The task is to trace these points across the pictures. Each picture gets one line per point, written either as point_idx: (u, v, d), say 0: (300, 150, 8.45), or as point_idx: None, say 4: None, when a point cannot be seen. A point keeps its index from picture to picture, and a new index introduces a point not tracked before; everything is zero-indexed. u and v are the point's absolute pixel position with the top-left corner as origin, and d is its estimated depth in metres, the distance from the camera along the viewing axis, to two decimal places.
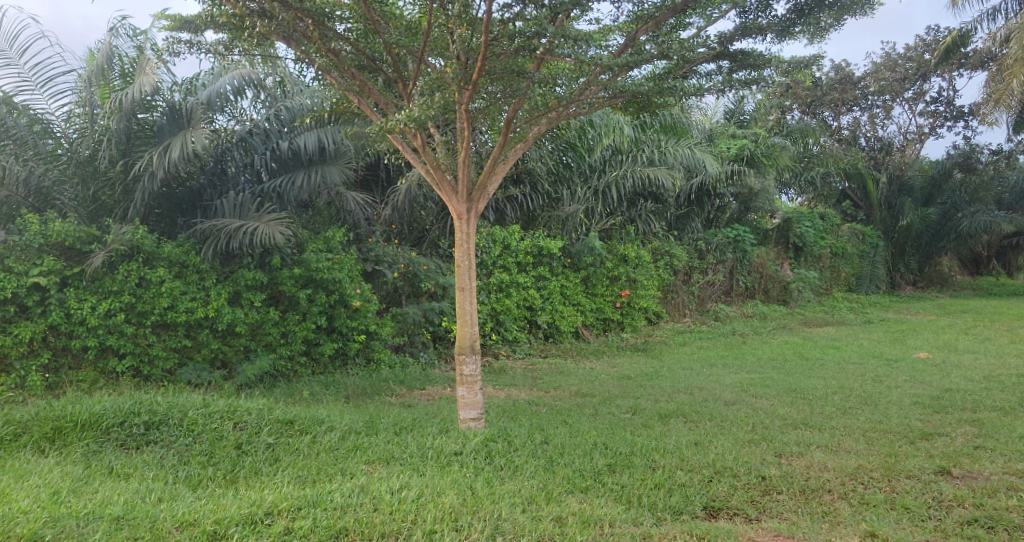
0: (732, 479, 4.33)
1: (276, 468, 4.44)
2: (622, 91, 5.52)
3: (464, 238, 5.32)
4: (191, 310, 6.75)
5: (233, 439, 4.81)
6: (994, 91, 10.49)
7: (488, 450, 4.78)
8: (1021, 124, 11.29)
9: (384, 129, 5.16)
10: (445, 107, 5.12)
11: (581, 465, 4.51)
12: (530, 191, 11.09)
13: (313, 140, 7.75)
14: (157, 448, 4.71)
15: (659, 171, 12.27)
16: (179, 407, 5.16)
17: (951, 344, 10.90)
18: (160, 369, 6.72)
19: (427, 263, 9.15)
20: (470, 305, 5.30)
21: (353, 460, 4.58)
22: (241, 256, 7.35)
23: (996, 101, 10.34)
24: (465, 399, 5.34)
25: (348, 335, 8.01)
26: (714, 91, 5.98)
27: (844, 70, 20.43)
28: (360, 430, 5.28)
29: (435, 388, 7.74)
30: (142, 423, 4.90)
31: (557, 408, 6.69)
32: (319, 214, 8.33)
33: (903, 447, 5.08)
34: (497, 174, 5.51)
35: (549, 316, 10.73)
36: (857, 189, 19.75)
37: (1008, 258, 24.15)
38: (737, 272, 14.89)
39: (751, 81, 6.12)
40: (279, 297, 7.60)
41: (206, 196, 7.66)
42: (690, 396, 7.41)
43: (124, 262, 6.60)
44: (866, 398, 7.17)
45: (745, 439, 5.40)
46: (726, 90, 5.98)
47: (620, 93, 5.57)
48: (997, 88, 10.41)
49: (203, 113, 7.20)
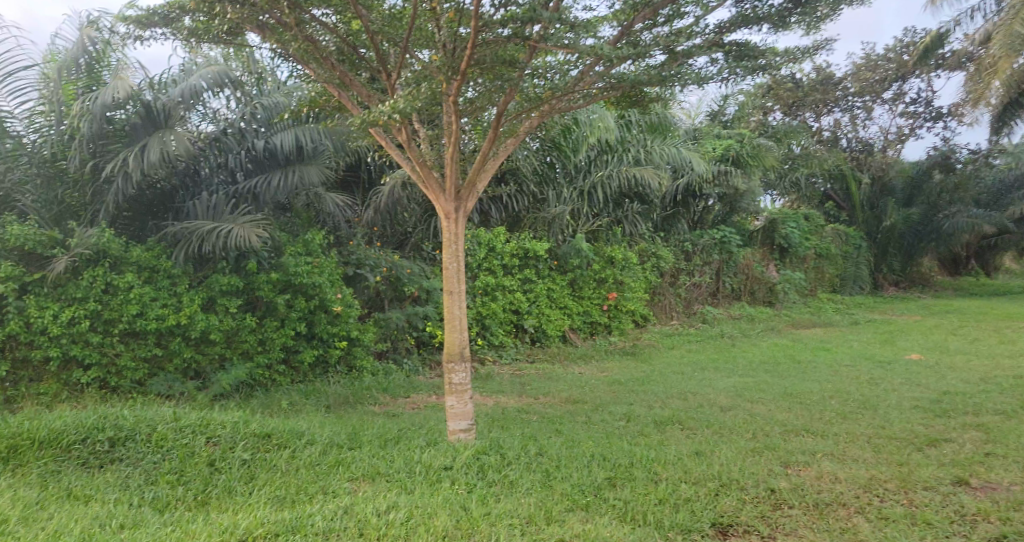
0: (740, 493, 4.07)
1: (252, 488, 4.12)
2: (619, 82, 5.27)
3: (452, 238, 5.05)
4: (162, 318, 6.39)
5: (205, 456, 4.48)
6: (973, 91, 10.33)
7: (480, 464, 4.49)
8: (1002, 123, 11.16)
9: (368, 122, 4.85)
10: (432, 99, 4.86)
11: (580, 479, 4.24)
12: (516, 192, 10.82)
13: (291, 139, 7.48)
14: (122, 467, 4.37)
15: (645, 171, 12.08)
16: (147, 421, 4.81)
17: (941, 345, 10.78)
18: (129, 380, 6.36)
19: (410, 266, 8.83)
20: (459, 309, 5.02)
21: (336, 477, 4.28)
22: (215, 260, 7.00)
23: (975, 101, 10.17)
24: (454, 410, 5.05)
25: (329, 342, 7.68)
26: (715, 82, 5.81)
27: (825, 70, 20.35)
28: (342, 444, 4.96)
29: (420, 396, 7.45)
30: (107, 439, 4.55)
31: (549, 416, 6.43)
32: (297, 216, 7.98)
33: (914, 455, 4.86)
34: (486, 171, 5.25)
35: (536, 321, 10.46)
36: (840, 191, 19.74)
37: (986, 258, 24.28)
38: (723, 274, 14.73)
39: (751, 74, 5.89)
40: (256, 303, 7.24)
41: (179, 198, 7.27)
42: (684, 401, 7.18)
43: (90, 267, 6.23)
44: (864, 402, 6.97)
45: (747, 448, 5.15)
46: (730, 79, 5.82)
47: (616, 84, 5.30)
48: (976, 87, 10.23)
49: (176, 112, 6.87)
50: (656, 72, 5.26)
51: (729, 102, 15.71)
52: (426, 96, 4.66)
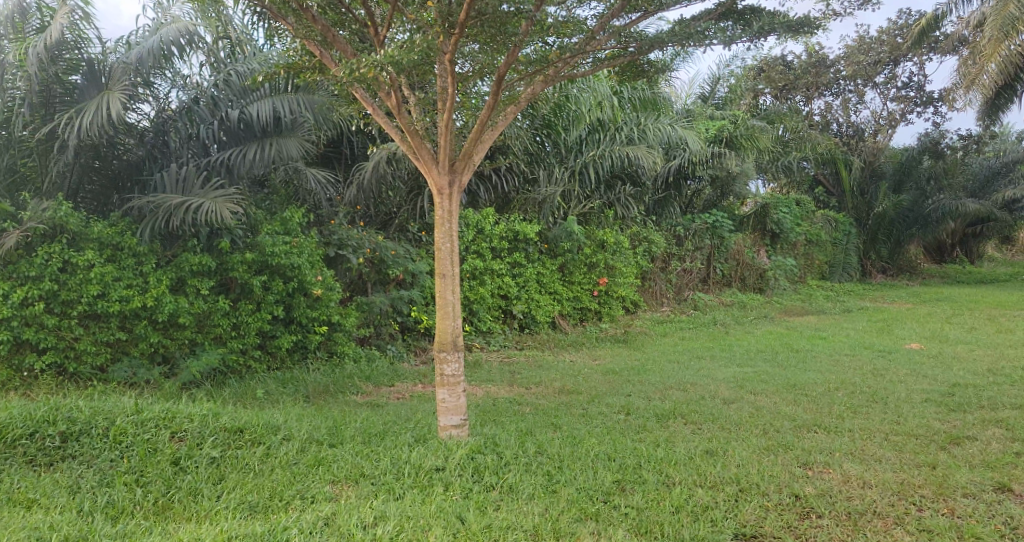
0: (762, 499, 3.70)
1: (220, 491, 3.70)
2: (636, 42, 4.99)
3: (445, 216, 4.61)
4: (126, 299, 5.91)
5: (169, 453, 4.02)
6: (966, 75, 9.97)
7: (475, 465, 4.08)
8: (998, 108, 10.80)
9: (353, 79, 4.38)
10: (426, 58, 4.43)
11: (585, 482, 3.86)
12: (505, 170, 10.35)
13: (267, 109, 6.92)
14: (74, 466, 3.91)
15: (638, 150, 11.59)
16: (106, 413, 4.34)
17: (940, 334, 10.51)
18: (89, 366, 5.87)
19: (395, 247, 8.32)
20: (452, 294, 4.58)
21: (315, 479, 3.86)
22: (185, 238, 6.49)
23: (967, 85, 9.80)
24: (446, 404, 4.63)
25: (308, 326, 7.22)
26: (744, 44, 5.06)
27: (818, 52, 19.94)
28: (322, 440, 4.53)
29: (405, 385, 7.04)
30: (58, 434, 4.09)
31: (542, 408, 6.07)
32: (275, 193, 7.48)
33: (940, 454, 4.51)
34: (483, 144, 4.80)
35: (525, 306, 10.06)
36: (830, 175, 19.42)
37: (971, 246, 24.17)
38: (714, 260, 14.41)
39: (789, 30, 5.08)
40: (230, 285, 6.77)
41: (146, 170, 6.74)
42: (684, 393, 6.82)
43: (45, 243, 5.73)
44: (873, 394, 6.63)
45: (760, 446, 4.78)
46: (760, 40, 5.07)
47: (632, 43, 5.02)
48: (968, 71, 9.88)
49: (136, 75, 6.37)
50: (674, 31, 4.90)
51: (720, 84, 15.46)
52: (421, 53, 4.23)
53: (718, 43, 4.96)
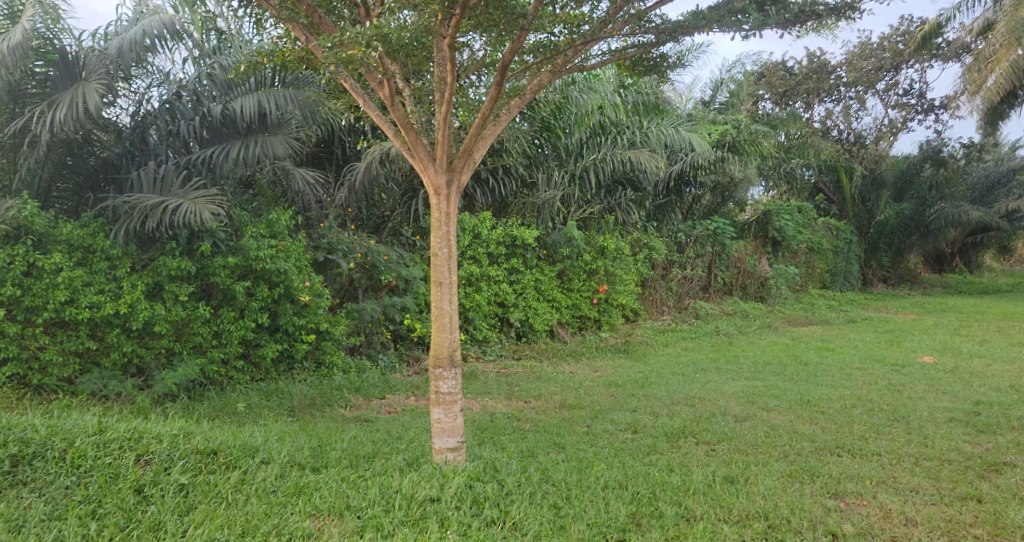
0: (795, 538, 3.32)
1: (186, 526, 3.28)
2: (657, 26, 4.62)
3: (442, 219, 4.20)
4: (97, 306, 5.48)
5: (132, 480, 3.59)
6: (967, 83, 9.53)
7: (474, 495, 3.68)
8: (999, 117, 10.39)
9: (344, 61, 4.00)
10: (422, 41, 4.07)
11: (597, 516, 3.49)
12: (503, 174, 9.98)
13: (252, 103, 6.51)
14: (24, 493, 3.47)
15: (641, 154, 11.22)
16: (64, 433, 3.93)
17: (952, 347, 10.12)
18: (55, 378, 5.44)
19: (388, 252, 7.90)
20: (448, 304, 4.17)
21: (292, 511, 3.45)
22: (163, 239, 6.05)
23: (968, 94, 9.33)
24: (441, 425, 4.21)
25: (295, 335, 6.80)
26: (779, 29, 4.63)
27: (819, 58, 19.64)
28: (305, 463, 4.11)
29: (397, 397, 6.63)
30: (7, 458, 3.65)
31: (543, 424, 5.68)
32: (261, 194, 7.07)
33: (982, 484, 4.13)
34: (483, 140, 4.40)
35: (523, 314, 9.65)
36: (830, 182, 19.17)
37: (970, 256, 23.85)
38: (715, 267, 14.04)
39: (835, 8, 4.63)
40: (211, 290, 6.33)
41: (123, 169, 6.32)
42: (692, 409, 6.42)
43: (9, 244, 5.34)
44: (893, 412, 6.25)
45: (783, 472, 4.37)
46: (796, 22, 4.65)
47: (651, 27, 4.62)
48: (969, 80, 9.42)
49: (112, 67, 5.99)
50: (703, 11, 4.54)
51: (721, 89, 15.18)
52: (414, 32, 3.89)
53: (748, 28, 4.55)
